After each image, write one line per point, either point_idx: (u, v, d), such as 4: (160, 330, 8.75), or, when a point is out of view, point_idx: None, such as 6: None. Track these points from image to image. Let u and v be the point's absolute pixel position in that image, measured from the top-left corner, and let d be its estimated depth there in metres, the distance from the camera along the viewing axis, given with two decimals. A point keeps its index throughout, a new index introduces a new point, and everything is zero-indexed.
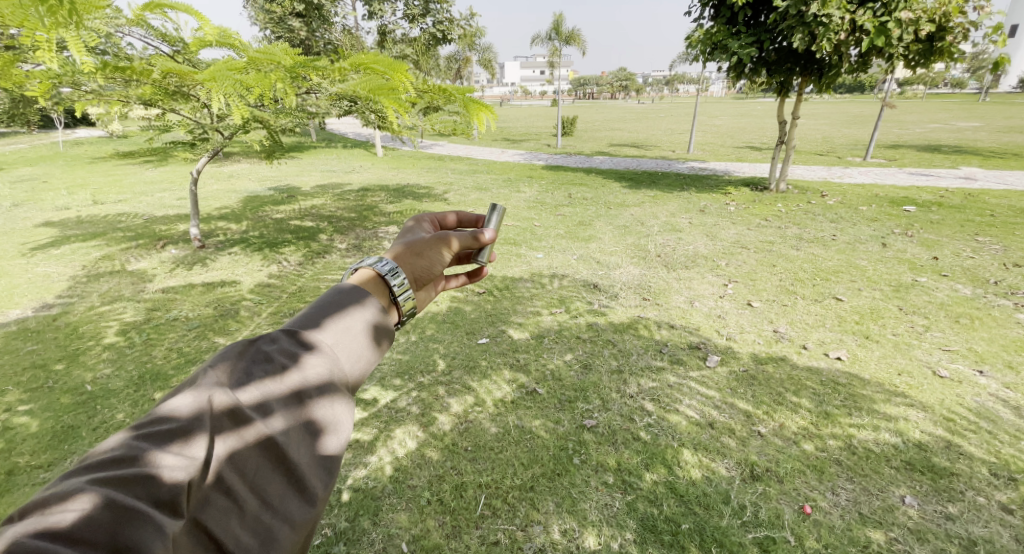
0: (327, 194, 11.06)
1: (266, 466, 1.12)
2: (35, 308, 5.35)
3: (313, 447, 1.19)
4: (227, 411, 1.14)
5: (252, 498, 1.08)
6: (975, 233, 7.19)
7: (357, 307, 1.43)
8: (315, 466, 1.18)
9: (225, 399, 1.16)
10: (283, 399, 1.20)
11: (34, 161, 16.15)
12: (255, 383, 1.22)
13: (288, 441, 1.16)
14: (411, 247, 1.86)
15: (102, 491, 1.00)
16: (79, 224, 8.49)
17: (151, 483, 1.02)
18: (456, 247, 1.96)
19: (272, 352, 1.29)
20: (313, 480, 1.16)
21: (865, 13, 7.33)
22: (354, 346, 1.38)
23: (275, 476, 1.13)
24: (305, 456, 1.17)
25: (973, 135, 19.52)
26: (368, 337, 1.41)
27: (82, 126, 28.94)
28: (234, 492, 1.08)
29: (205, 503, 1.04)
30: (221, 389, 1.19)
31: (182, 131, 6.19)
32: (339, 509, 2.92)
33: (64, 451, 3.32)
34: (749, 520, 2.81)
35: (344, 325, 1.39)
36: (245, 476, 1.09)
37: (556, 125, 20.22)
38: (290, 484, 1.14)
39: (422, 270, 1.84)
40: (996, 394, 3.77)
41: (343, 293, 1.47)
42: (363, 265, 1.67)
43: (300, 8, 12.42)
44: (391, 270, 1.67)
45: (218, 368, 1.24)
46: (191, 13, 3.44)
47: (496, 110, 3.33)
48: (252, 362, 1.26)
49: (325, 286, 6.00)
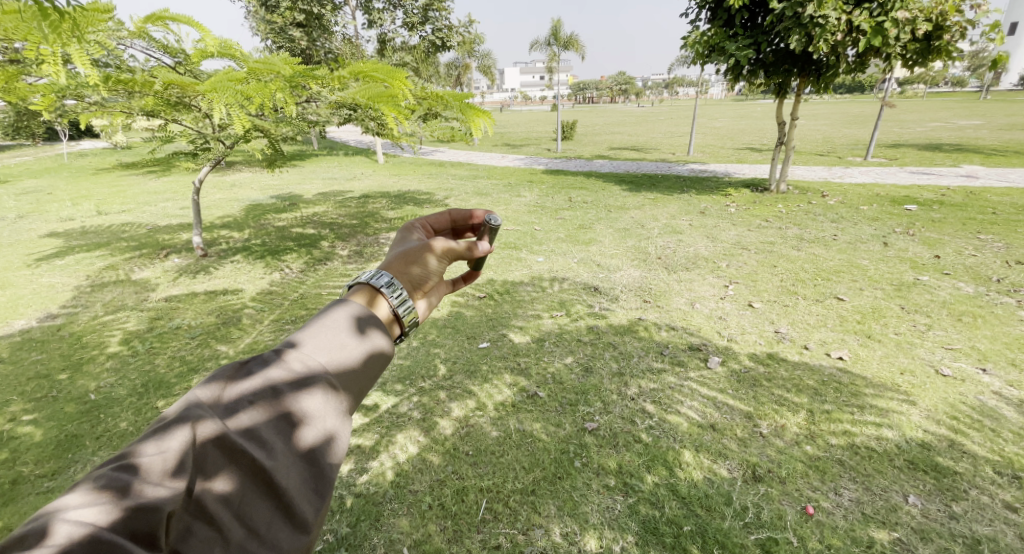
0: (329, 201, 11.13)
1: (251, 493, 1.18)
2: (40, 318, 5.40)
3: (301, 472, 1.24)
4: (213, 440, 1.21)
5: (238, 526, 1.14)
6: (977, 231, 7.17)
7: (351, 323, 1.50)
8: (304, 489, 1.23)
9: (213, 428, 1.23)
10: (272, 424, 1.26)
11: (38, 173, 16.29)
12: (243, 408, 1.27)
13: (275, 466, 1.21)
14: (403, 257, 1.88)
15: (84, 522, 1.07)
16: (84, 235, 8.56)
17: (136, 514, 1.09)
18: (450, 253, 1.96)
19: (261, 373, 1.34)
20: (303, 505, 1.22)
21: (861, 14, 7.34)
22: (345, 362, 1.43)
23: (261, 503, 1.18)
24: (293, 481, 1.22)
25: (975, 133, 19.45)
26: (360, 352, 1.46)
27: (86, 138, 29.29)
28: (217, 521, 1.13)
29: (186, 534, 1.11)
30: (211, 414, 1.25)
31: (184, 141, 6.25)
32: (341, 514, 2.92)
33: (68, 459, 3.34)
34: (752, 522, 2.80)
35: (335, 342, 1.45)
36: (228, 505, 1.15)
37: (556, 128, 20.27)
38: (278, 510, 1.19)
39: (418, 280, 1.87)
40: (999, 393, 3.75)
41: (334, 310, 1.53)
42: (359, 282, 1.69)
43: (300, 18, 12.59)
44: (388, 284, 1.70)
45: (209, 394, 1.30)
46: (192, 25, 3.52)
47: (494, 116, 3.37)
48: (242, 384, 1.32)
49: (326, 293, 6.02)
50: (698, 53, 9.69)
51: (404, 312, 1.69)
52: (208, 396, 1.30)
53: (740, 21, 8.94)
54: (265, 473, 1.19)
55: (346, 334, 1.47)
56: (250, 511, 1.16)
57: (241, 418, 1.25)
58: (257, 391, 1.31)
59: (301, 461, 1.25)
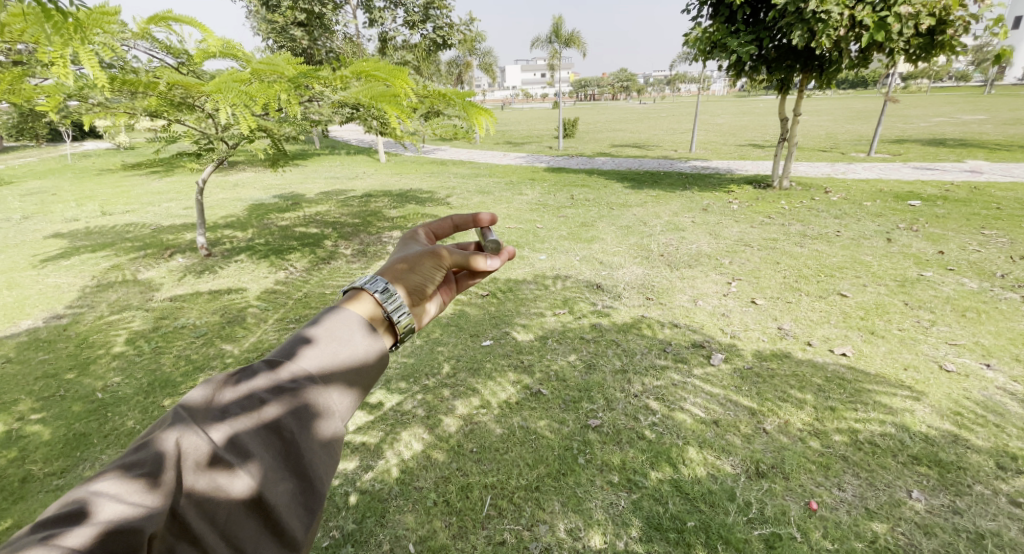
0: (331, 200, 11.16)
1: (238, 513, 1.16)
2: (46, 318, 5.44)
3: (292, 486, 1.24)
4: (201, 455, 1.19)
5: (226, 545, 1.14)
6: (981, 226, 7.14)
7: (348, 329, 1.53)
8: (294, 506, 1.23)
9: (200, 443, 1.21)
10: (260, 436, 1.25)
11: (43, 174, 16.45)
12: (235, 418, 1.26)
13: (265, 483, 1.21)
14: (403, 262, 1.92)
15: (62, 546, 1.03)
16: (89, 235, 8.61)
17: (116, 534, 1.06)
18: (447, 262, 2.00)
19: (251, 382, 1.34)
20: (293, 522, 1.21)
21: (863, 8, 7.29)
22: (339, 372, 1.43)
23: (248, 522, 1.17)
24: (283, 498, 1.21)
25: (979, 128, 19.34)
26: (356, 359, 1.48)
27: (90, 139, 29.53)
28: (205, 541, 1.12)
29: None
30: (200, 430, 1.23)
31: (187, 141, 6.26)
32: (347, 511, 2.95)
33: (77, 457, 3.38)
34: (756, 517, 2.81)
35: (330, 350, 1.46)
36: (217, 523, 1.14)
37: (558, 127, 20.27)
38: (267, 529, 1.19)
39: (415, 285, 1.90)
40: (1003, 388, 3.75)
41: (330, 320, 1.54)
42: (355, 286, 1.71)
43: (302, 17, 12.61)
44: (384, 291, 1.71)
45: (194, 408, 1.28)
46: (196, 26, 3.56)
47: (496, 113, 3.36)
48: (230, 396, 1.31)
49: (330, 291, 6.05)
50: (700, 50, 9.63)
51: (398, 318, 1.69)
52: (196, 403, 1.29)
53: (742, 17, 8.91)
54: (253, 491, 1.18)
55: (341, 344, 1.48)
56: (237, 529, 1.16)
57: (230, 431, 1.24)
58: (248, 401, 1.29)
59: (293, 476, 1.25)
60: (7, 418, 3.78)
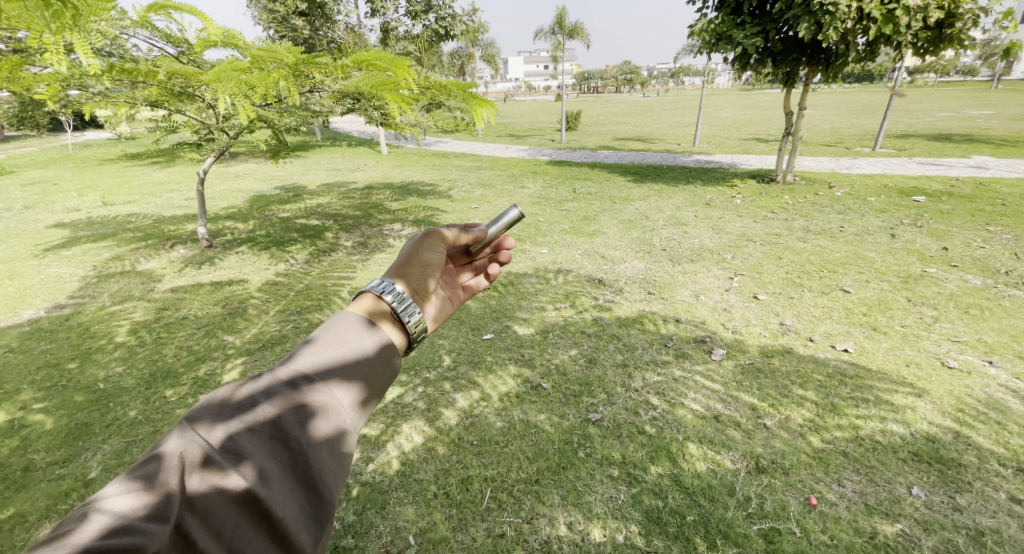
0: (333, 192, 11.14)
1: (243, 525, 1.14)
2: (48, 308, 5.44)
3: (298, 498, 1.21)
4: (206, 466, 1.17)
5: None
6: (986, 222, 7.10)
7: (352, 330, 1.53)
8: (302, 519, 1.20)
9: (205, 453, 1.19)
10: (266, 446, 1.24)
11: (44, 164, 16.37)
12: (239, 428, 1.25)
13: (271, 495, 1.18)
14: (405, 259, 1.93)
15: None
16: (90, 226, 8.60)
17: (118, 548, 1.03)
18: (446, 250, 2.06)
19: (255, 384, 1.34)
20: (301, 535, 1.18)
21: (872, 1, 7.18)
22: (342, 374, 1.43)
23: (255, 535, 1.15)
24: (290, 511, 1.19)
25: (986, 123, 19.20)
26: (359, 359, 1.48)
27: (92, 129, 29.55)
28: None
29: None
30: (205, 441, 1.22)
31: (188, 131, 6.20)
32: (348, 503, 2.96)
33: (78, 447, 3.39)
34: (755, 512, 2.81)
35: (334, 353, 1.46)
36: (223, 539, 1.12)
37: (562, 121, 20.18)
38: (275, 544, 1.16)
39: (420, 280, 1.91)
40: (1005, 385, 3.74)
41: (334, 323, 1.54)
42: (363, 290, 1.70)
43: (303, 7, 12.49)
44: (398, 297, 1.71)
45: (198, 419, 1.26)
46: (195, 14, 3.52)
47: (496, 104, 3.31)
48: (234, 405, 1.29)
49: (331, 283, 6.04)
50: (705, 41, 9.51)
51: (409, 319, 1.68)
52: (200, 415, 1.28)
53: (748, 8, 8.80)
54: (260, 503, 1.16)
55: (344, 347, 1.48)
56: (242, 541, 1.13)
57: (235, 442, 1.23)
58: (254, 409, 1.29)
59: (301, 486, 1.23)
60: (10, 408, 3.79)
